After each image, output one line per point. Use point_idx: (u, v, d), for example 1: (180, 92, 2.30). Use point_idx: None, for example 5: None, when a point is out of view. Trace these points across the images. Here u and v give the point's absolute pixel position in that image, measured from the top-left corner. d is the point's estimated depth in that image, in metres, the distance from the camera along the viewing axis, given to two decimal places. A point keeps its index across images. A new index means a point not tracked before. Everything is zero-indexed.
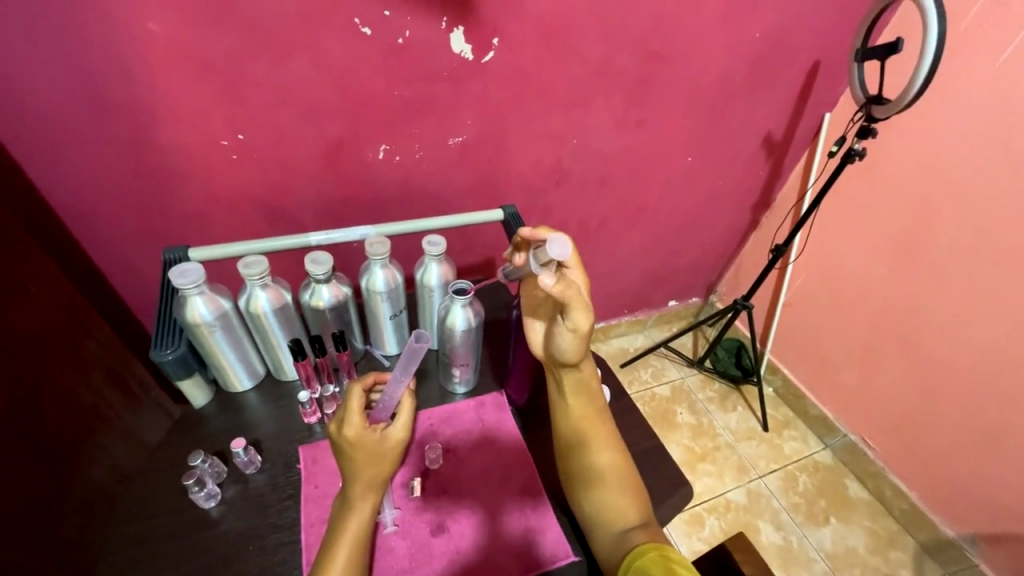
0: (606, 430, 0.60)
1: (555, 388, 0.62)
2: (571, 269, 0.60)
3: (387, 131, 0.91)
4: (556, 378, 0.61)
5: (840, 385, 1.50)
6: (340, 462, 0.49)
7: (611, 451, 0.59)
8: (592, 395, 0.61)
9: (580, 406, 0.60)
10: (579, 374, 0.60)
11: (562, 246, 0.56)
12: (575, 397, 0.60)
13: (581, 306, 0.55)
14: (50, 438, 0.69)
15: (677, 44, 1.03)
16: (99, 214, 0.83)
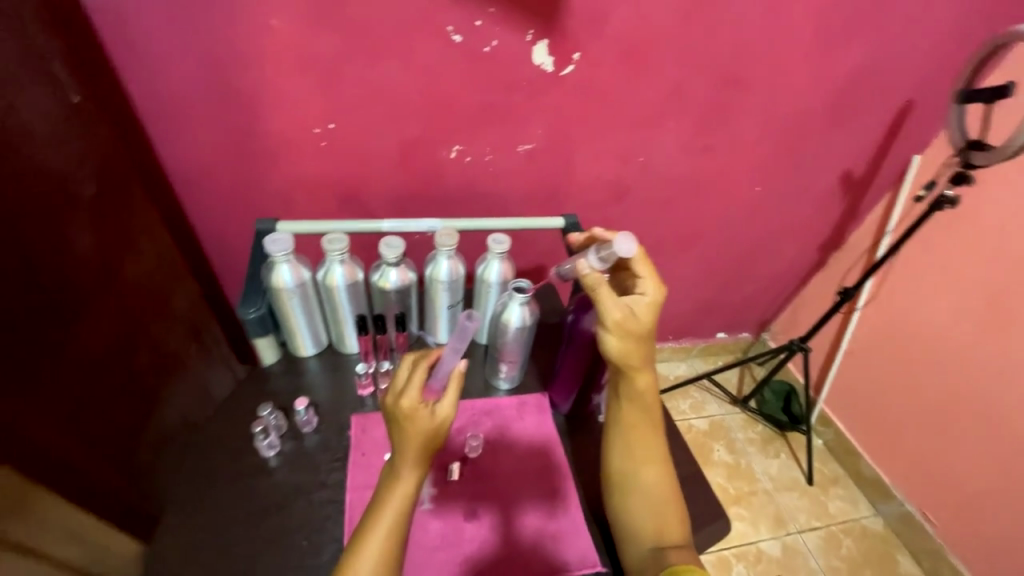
0: (655, 446, 0.59)
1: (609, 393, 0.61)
2: (643, 276, 0.59)
3: (461, 133, 0.95)
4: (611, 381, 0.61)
5: (901, 448, 1.38)
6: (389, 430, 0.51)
7: (656, 468, 0.58)
8: (646, 407, 0.59)
9: (632, 416, 0.59)
10: (632, 381, 0.58)
11: (619, 242, 0.57)
12: (629, 406, 0.59)
13: (610, 298, 0.56)
14: (138, 376, 0.77)
15: (760, 71, 1.01)
16: (203, 183, 0.93)
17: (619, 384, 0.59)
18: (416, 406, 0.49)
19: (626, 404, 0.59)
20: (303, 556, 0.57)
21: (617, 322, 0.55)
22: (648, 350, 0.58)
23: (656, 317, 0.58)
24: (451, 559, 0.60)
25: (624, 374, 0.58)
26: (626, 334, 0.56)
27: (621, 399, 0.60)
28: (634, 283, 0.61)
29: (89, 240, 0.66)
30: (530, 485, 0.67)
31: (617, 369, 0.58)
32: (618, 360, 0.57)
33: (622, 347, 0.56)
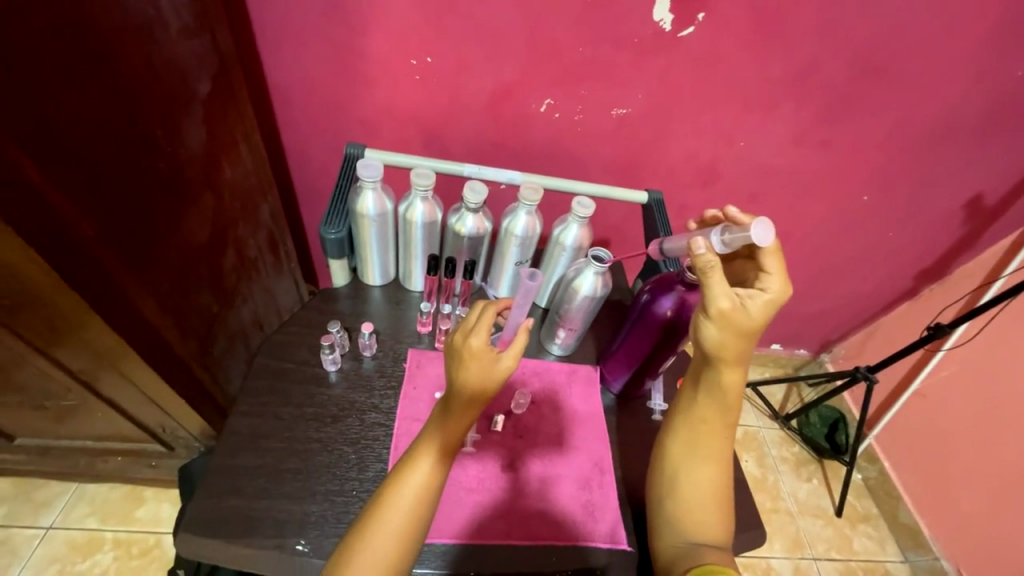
0: (719, 446, 0.57)
1: (688, 382, 0.59)
2: (769, 272, 0.55)
3: (557, 86, 0.91)
4: (694, 371, 0.58)
5: (953, 504, 1.28)
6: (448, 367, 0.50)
7: (713, 467, 0.57)
8: (724, 405, 0.57)
9: (704, 410, 0.57)
10: (720, 375, 0.55)
11: (754, 227, 0.53)
12: (706, 398, 0.57)
13: (721, 285, 0.52)
14: (222, 274, 0.82)
15: (910, 63, 0.87)
16: (297, 100, 0.94)
17: (704, 375, 0.57)
18: (482, 350, 0.48)
19: (704, 396, 0.57)
20: (351, 469, 0.61)
21: (723, 313, 0.52)
22: (748, 348, 0.54)
23: (770, 318, 0.54)
24: (483, 501, 0.62)
25: (715, 367, 0.55)
26: (730, 326, 0.52)
27: (700, 389, 0.57)
28: (756, 276, 0.57)
29: (199, 139, 0.71)
30: (568, 452, 0.68)
31: (708, 360, 0.55)
32: (711, 350, 0.54)
33: (720, 339, 0.53)
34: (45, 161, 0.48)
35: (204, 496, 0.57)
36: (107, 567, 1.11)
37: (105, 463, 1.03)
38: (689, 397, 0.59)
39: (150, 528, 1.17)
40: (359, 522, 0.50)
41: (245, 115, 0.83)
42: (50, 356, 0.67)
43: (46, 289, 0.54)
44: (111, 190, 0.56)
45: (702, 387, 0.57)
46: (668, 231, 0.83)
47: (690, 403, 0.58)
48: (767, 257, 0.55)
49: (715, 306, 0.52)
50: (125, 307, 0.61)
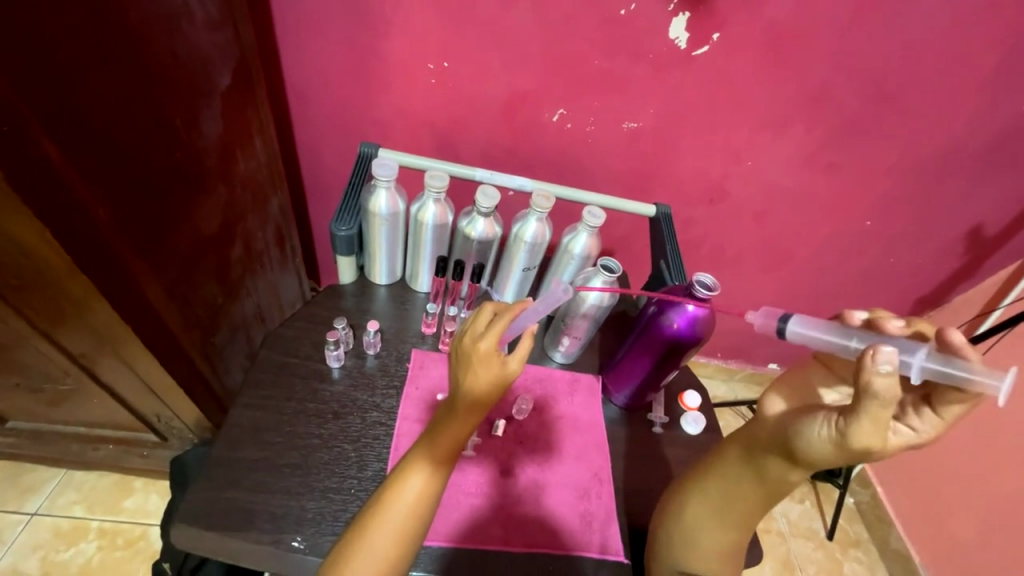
0: (747, 516, 0.53)
1: (740, 451, 0.52)
2: (934, 416, 0.46)
3: (570, 97, 0.92)
4: (749, 443, 0.52)
5: (944, 534, 1.27)
6: (453, 370, 0.49)
7: (733, 528, 0.53)
8: (769, 489, 0.51)
9: (745, 484, 0.52)
10: (780, 466, 0.49)
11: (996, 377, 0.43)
12: (753, 477, 0.51)
13: (884, 423, 0.40)
14: (229, 265, 0.82)
15: (918, 92, 0.89)
16: (313, 97, 0.95)
17: (764, 461, 0.50)
18: (489, 354, 0.47)
19: (751, 474, 0.51)
20: (350, 467, 0.60)
21: (863, 451, 0.41)
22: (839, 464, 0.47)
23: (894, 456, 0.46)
24: (481, 506, 0.62)
25: (785, 460, 0.48)
26: (851, 457, 0.43)
27: (749, 468, 0.51)
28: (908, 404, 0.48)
29: (216, 131, 0.71)
30: (567, 461, 0.68)
31: (775, 445, 0.49)
32: (799, 455, 0.46)
33: (829, 457, 0.44)
34: (67, 143, 0.48)
35: (201, 486, 0.56)
36: (90, 558, 1.09)
37: (96, 450, 1.02)
38: (735, 468, 0.52)
39: (136, 519, 1.15)
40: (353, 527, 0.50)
41: (262, 109, 0.83)
42: (54, 338, 0.66)
43: (55, 270, 0.54)
44: (128, 175, 0.56)
45: (753, 465, 0.51)
46: (674, 244, 0.84)
47: (733, 473, 0.52)
48: (952, 404, 0.46)
49: (849, 433, 0.41)
50: (133, 295, 0.61)
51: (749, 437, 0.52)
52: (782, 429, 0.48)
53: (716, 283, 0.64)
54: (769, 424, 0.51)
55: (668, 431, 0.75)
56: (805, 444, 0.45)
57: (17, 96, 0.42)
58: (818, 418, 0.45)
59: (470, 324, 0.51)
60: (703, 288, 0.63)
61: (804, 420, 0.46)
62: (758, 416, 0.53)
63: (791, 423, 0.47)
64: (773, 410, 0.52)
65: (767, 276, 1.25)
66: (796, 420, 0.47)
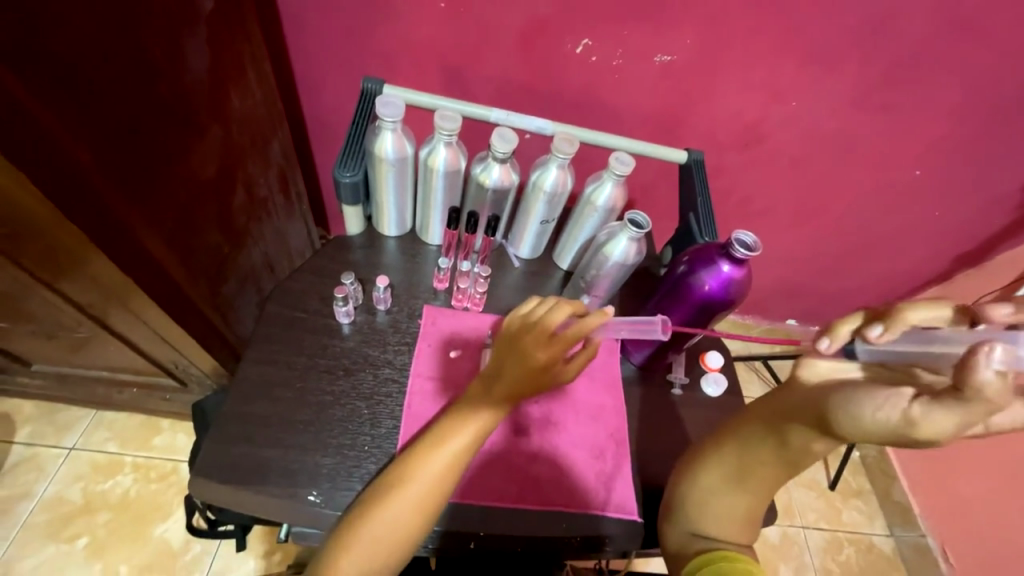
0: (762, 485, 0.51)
1: (763, 417, 0.50)
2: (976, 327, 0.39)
3: (597, 24, 0.81)
4: (773, 408, 0.49)
5: (950, 491, 1.25)
6: (501, 356, 0.48)
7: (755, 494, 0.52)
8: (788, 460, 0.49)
9: (764, 453, 0.50)
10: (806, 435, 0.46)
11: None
12: (776, 447, 0.49)
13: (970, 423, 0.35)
14: (231, 214, 0.78)
15: (1005, 18, 0.76)
16: (311, 24, 0.86)
17: (791, 431, 0.47)
18: (551, 361, 0.46)
19: (773, 444, 0.49)
20: (363, 424, 0.60)
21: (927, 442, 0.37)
22: None
23: None
24: (494, 463, 0.62)
25: (815, 429, 0.45)
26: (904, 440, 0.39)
27: (770, 436, 0.49)
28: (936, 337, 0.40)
29: (204, 64, 0.64)
30: (582, 420, 0.67)
31: (808, 416, 0.45)
32: (839, 430, 0.42)
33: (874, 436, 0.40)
34: (33, 76, 0.43)
35: (215, 440, 0.56)
36: (128, 489, 1.17)
37: (122, 393, 1.05)
38: (757, 437, 0.50)
39: (167, 456, 1.21)
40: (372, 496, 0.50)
41: (254, 39, 0.75)
42: (57, 288, 0.65)
43: (44, 219, 0.51)
44: (110, 115, 0.51)
45: (775, 435, 0.49)
46: (706, 195, 0.77)
47: (755, 441, 0.50)
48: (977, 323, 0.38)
49: (933, 416, 0.35)
50: (132, 246, 0.59)
51: (772, 403, 0.49)
52: (828, 400, 0.43)
53: (756, 243, 0.60)
54: (812, 393, 0.46)
55: (687, 392, 0.73)
56: (864, 420, 0.40)
57: None
58: (891, 396, 0.39)
59: (536, 313, 0.48)
60: (740, 248, 0.59)
61: (867, 394, 0.40)
62: (790, 380, 0.48)
63: (842, 394, 0.42)
64: (813, 378, 0.46)
65: (798, 230, 1.17)
66: (849, 392, 0.42)
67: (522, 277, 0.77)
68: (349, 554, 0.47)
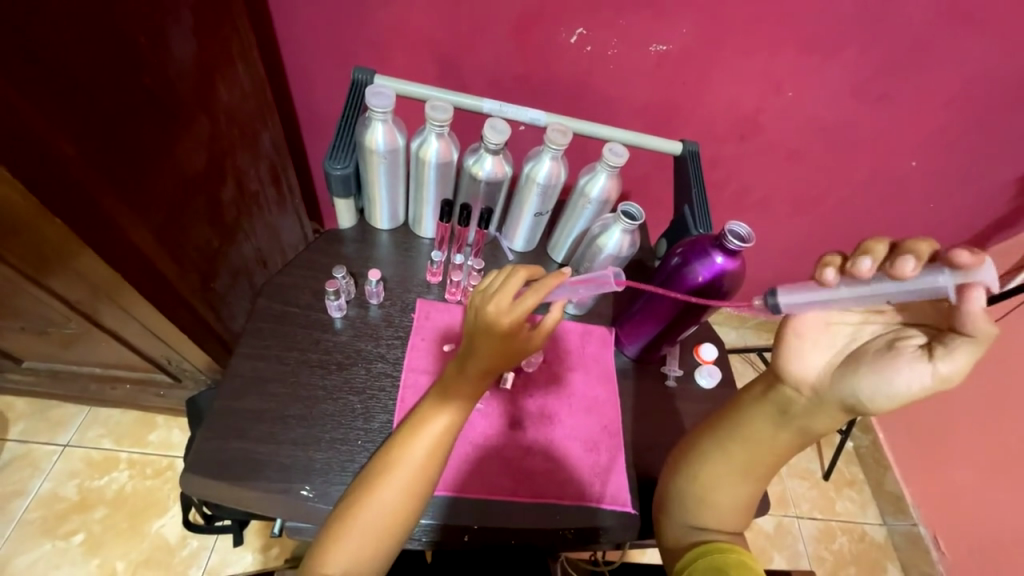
0: (767, 470, 0.52)
1: (771, 411, 0.50)
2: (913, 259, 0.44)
3: (592, 13, 0.80)
4: (782, 403, 0.50)
5: (941, 480, 1.25)
6: (468, 332, 0.47)
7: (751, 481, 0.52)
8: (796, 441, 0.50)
9: (773, 441, 0.51)
10: (825, 422, 0.48)
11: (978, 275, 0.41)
12: (788, 435, 0.50)
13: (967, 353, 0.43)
14: (221, 207, 0.77)
15: (1002, 7, 0.75)
16: (302, 13, 0.85)
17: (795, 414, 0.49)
18: (516, 327, 0.45)
19: (787, 433, 0.50)
20: (356, 419, 0.59)
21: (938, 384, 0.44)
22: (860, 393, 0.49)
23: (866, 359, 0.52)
24: (486, 457, 0.62)
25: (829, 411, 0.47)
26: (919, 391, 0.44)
27: (785, 428, 0.50)
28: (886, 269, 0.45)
29: (189, 52, 0.63)
30: (577, 413, 0.67)
31: (830, 405, 0.47)
32: (872, 410, 0.45)
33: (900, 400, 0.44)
34: (10, 66, 0.42)
35: (207, 436, 0.56)
36: (124, 484, 1.16)
37: (114, 389, 1.04)
38: (766, 429, 0.51)
39: (162, 451, 1.21)
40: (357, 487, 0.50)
41: (242, 28, 0.74)
42: (44, 285, 0.64)
43: (27, 215, 0.50)
44: (92, 106, 0.50)
45: (787, 424, 0.50)
46: (701, 186, 0.76)
47: (759, 432, 0.51)
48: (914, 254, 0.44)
49: (954, 363, 0.41)
50: (118, 240, 0.58)
51: (779, 398, 0.50)
52: (849, 387, 0.45)
53: (750, 234, 0.60)
54: (822, 387, 0.47)
55: (682, 384, 0.73)
56: (900, 396, 0.43)
57: None
58: (902, 360, 0.43)
59: (497, 285, 0.46)
60: (732, 238, 0.58)
61: (880, 365, 0.44)
62: (786, 378, 0.49)
63: (863, 376, 0.45)
64: (807, 372, 0.48)
65: (794, 221, 1.17)
66: (863, 371, 0.45)
67: None
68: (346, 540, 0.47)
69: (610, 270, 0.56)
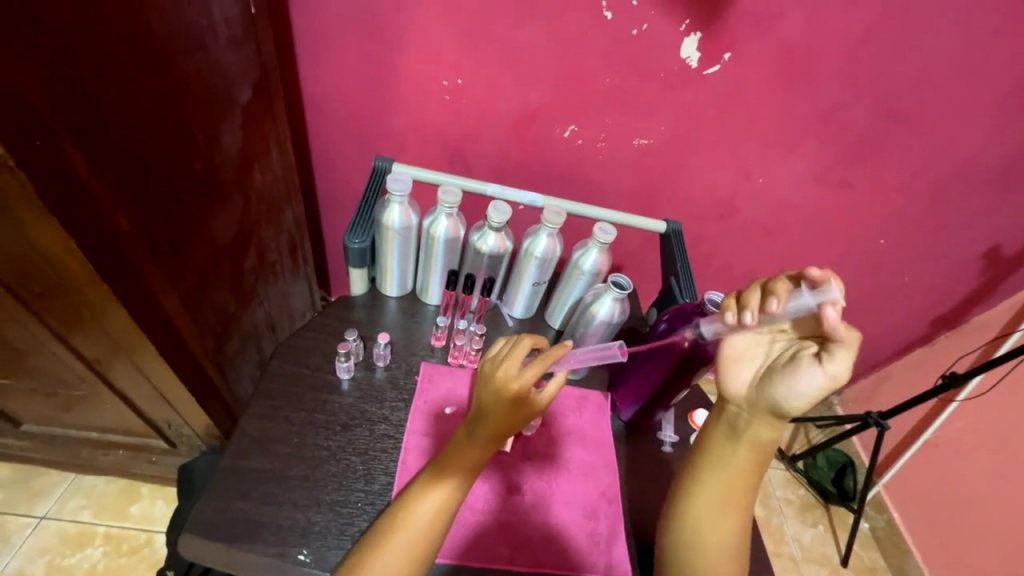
0: (743, 495, 0.54)
1: (725, 430, 0.55)
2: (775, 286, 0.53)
3: (581, 114, 0.93)
4: (731, 421, 0.54)
5: (964, 564, 1.16)
6: (479, 398, 0.51)
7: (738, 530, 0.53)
8: (755, 456, 0.53)
9: (736, 470, 0.53)
10: (766, 432, 0.53)
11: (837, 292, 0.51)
12: (745, 452, 0.53)
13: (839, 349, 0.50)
14: (242, 275, 0.84)
15: (932, 112, 0.88)
16: (331, 110, 0.98)
17: (742, 433, 0.54)
18: (523, 395, 0.48)
19: (744, 450, 0.53)
20: (357, 480, 0.60)
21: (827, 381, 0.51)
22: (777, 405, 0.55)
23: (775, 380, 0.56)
24: (485, 523, 0.61)
25: (764, 421, 0.53)
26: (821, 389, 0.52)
27: (739, 445, 0.54)
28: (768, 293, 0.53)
29: (235, 143, 0.73)
30: (573, 477, 0.68)
31: (764, 413, 0.52)
32: (792, 410, 0.51)
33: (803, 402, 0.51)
34: (97, 159, 0.50)
35: (209, 497, 0.56)
36: (96, 563, 1.10)
37: (106, 455, 1.03)
38: (726, 448, 0.54)
39: (142, 526, 1.15)
40: (358, 551, 0.50)
41: (280, 123, 0.86)
42: (69, 343, 0.68)
43: (79, 279, 0.55)
44: (154, 190, 0.59)
45: (741, 439, 0.54)
46: (685, 261, 0.83)
47: (722, 461, 0.54)
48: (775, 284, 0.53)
49: (836, 363, 0.50)
50: (150, 304, 0.63)
51: (728, 416, 0.55)
52: (771, 393, 0.52)
53: None
54: (753, 397, 0.53)
55: (678, 450, 0.74)
56: (806, 394, 0.50)
57: (47, 108, 0.44)
58: (802, 364, 0.51)
59: (504, 353, 0.51)
60: (714, 306, 0.64)
61: (786, 372, 0.52)
62: (725, 395, 0.55)
63: (779, 379, 0.52)
64: (740, 380, 0.54)
65: None
66: (779, 377, 0.52)
67: (516, 336, 0.81)
68: None
69: (615, 343, 0.61)
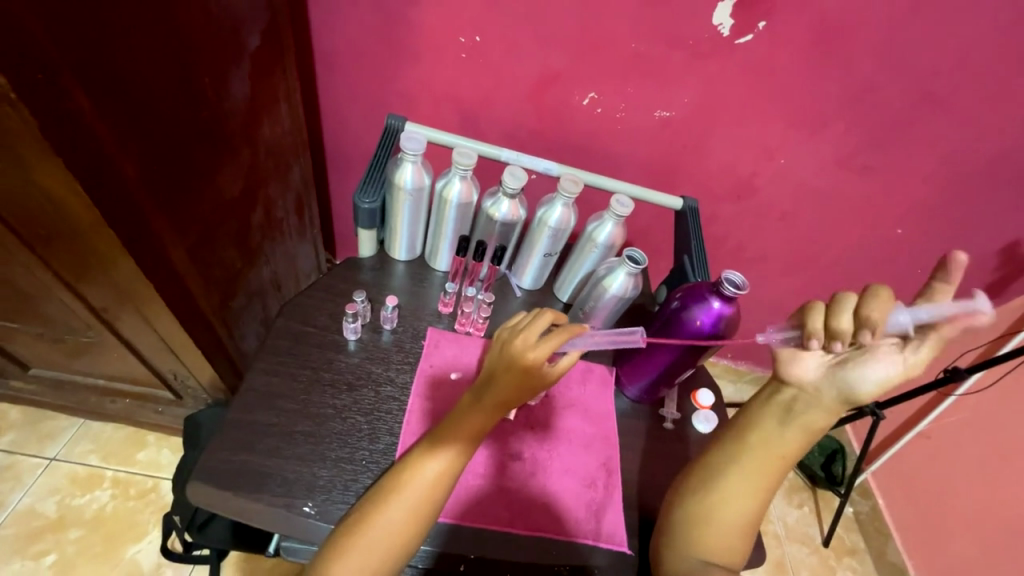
0: (776, 479, 0.55)
1: (777, 410, 0.55)
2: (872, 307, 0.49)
3: (603, 80, 0.89)
4: (787, 402, 0.55)
5: (944, 552, 1.19)
6: (491, 364, 0.51)
7: (751, 504, 0.54)
8: (804, 442, 0.54)
9: (778, 445, 0.54)
10: (823, 418, 0.53)
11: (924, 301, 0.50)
12: (794, 436, 0.54)
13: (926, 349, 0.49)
14: (249, 231, 0.82)
15: (970, 98, 0.84)
16: (342, 64, 0.94)
17: (796, 414, 0.54)
18: (534, 365, 0.48)
19: (795, 433, 0.54)
20: (362, 439, 0.61)
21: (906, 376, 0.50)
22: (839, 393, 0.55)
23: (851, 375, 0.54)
24: (485, 487, 0.62)
25: (826, 407, 0.53)
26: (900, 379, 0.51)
27: (791, 426, 0.54)
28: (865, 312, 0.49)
29: (243, 94, 0.70)
30: (574, 448, 0.68)
31: (828, 399, 0.53)
32: (863, 396, 0.51)
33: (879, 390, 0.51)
34: (103, 101, 0.48)
35: (218, 446, 0.57)
36: (104, 505, 1.13)
37: (113, 403, 1.05)
38: (773, 428, 0.55)
39: (148, 472, 1.19)
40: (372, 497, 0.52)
41: (290, 74, 0.83)
42: (76, 290, 0.67)
43: (84, 223, 0.54)
44: (162, 133, 0.57)
45: (792, 423, 0.54)
46: (699, 239, 0.82)
47: (767, 437, 0.55)
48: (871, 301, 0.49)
49: (919, 356, 0.49)
50: (156, 253, 0.62)
51: (783, 397, 0.55)
52: (845, 381, 0.52)
53: (744, 283, 0.64)
54: (821, 383, 0.53)
55: (679, 427, 0.75)
56: (880, 381, 0.50)
57: (50, 42, 0.42)
58: (880, 353, 0.51)
59: (524, 325, 0.51)
60: (730, 285, 0.63)
61: (863, 359, 0.51)
62: (787, 378, 0.55)
63: (855, 367, 0.51)
64: (807, 373, 0.54)
65: (788, 279, 1.21)
66: (854, 365, 0.52)
67: (523, 307, 0.80)
68: (355, 545, 0.48)
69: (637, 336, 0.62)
